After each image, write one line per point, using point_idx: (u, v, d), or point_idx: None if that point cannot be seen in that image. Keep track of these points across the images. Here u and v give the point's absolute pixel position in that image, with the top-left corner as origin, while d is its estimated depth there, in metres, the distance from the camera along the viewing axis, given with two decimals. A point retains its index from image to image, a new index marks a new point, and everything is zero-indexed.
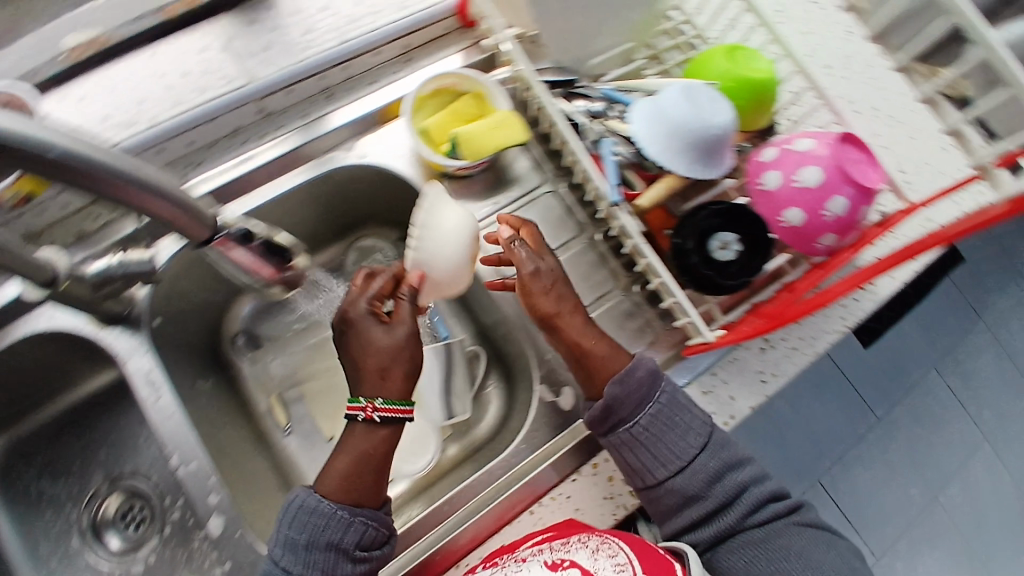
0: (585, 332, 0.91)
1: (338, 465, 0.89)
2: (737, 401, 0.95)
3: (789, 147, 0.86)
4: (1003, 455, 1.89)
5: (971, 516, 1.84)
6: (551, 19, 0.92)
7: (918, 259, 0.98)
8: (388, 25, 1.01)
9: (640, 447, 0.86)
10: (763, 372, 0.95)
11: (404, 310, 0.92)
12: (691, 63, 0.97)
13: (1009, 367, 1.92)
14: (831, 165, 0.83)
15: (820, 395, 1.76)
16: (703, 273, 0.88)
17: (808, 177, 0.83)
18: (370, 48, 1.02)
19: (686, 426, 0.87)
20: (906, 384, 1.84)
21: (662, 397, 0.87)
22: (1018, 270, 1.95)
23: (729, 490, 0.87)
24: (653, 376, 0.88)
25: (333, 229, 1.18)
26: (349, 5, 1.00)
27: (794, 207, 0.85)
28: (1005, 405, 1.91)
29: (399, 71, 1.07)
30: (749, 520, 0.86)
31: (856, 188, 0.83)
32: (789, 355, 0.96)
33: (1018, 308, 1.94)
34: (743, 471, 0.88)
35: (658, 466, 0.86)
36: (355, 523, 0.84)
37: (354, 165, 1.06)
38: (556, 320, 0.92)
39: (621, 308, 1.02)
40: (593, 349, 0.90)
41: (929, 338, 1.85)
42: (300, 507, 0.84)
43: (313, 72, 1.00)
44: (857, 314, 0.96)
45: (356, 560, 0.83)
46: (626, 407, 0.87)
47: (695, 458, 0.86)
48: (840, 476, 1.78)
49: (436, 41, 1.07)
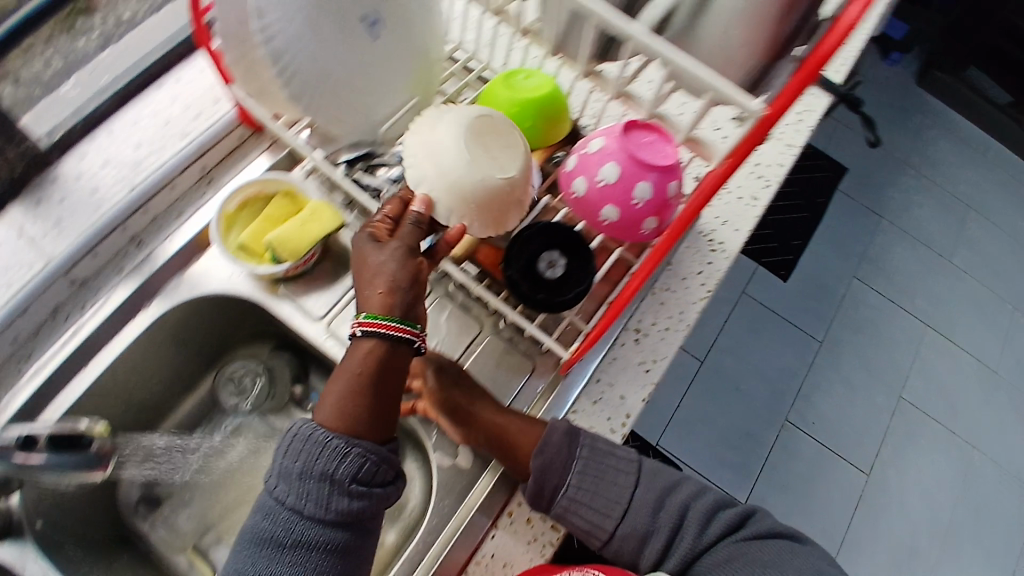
0: (496, 412, 0.86)
1: (334, 386, 0.70)
2: (629, 398, 0.92)
3: (584, 151, 0.86)
4: (946, 335, 2.03)
5: (939, 400, 1.96)
6: (315, 103, 0.82)
7: (757, 206, 1.01)
8: (173, 157, 0.94)
9: (583, 508, 0.81)
10: (645, 362, 0.94)
11: (408, 226, 0.74)
12: (480, 97, 0.94)
13: (915, 255, 2.11)
14: (625, 156, 0.82)
15: (751, 334, 1.92)
16: (536, 297, 0.81)
17: (608, 172, 0.83)
18: (163, 183, 0.94)
19: (617, 469, 0.83)
20: (832, 302, 1.99)
21: (585, 451, 0.82)
22: (883, 174, 2.20)
23: (681, 515, 0.83)
24: (569, 434, 0.83)
25: (184, 376, 1.00)
26: (130, 150, 0.94)
27: (608, 203, 0.84)
28: (930, 290, 2.08)
29: (204, 197, 0.96)
30: (706, 540, 0.82)
31: (657, 170, 0.82)
32: (666, 337, 0.95)
33: (898, 204, 2.17)
34: (684, 487, 0.85)
35: (605, 519, 0.82)
36: (351, 456, 0.68)
37: (178, 304, 0.90)
38: (470, 410, 0.86)
39: (497, 348, 0.93)
40: (511, 429, 0.84)
41: (836, 252, 2.05)
42: (307, 436, 0.69)
43: (113, 226, 0.92)
44: (716, 275, 0.98)
45: (340, 499, 0.68)
46: (554, 475, 0.82)
47: (635, 496, 0.83)
48: (806, 408, 1.88)
49: (231, 153, 0.97)
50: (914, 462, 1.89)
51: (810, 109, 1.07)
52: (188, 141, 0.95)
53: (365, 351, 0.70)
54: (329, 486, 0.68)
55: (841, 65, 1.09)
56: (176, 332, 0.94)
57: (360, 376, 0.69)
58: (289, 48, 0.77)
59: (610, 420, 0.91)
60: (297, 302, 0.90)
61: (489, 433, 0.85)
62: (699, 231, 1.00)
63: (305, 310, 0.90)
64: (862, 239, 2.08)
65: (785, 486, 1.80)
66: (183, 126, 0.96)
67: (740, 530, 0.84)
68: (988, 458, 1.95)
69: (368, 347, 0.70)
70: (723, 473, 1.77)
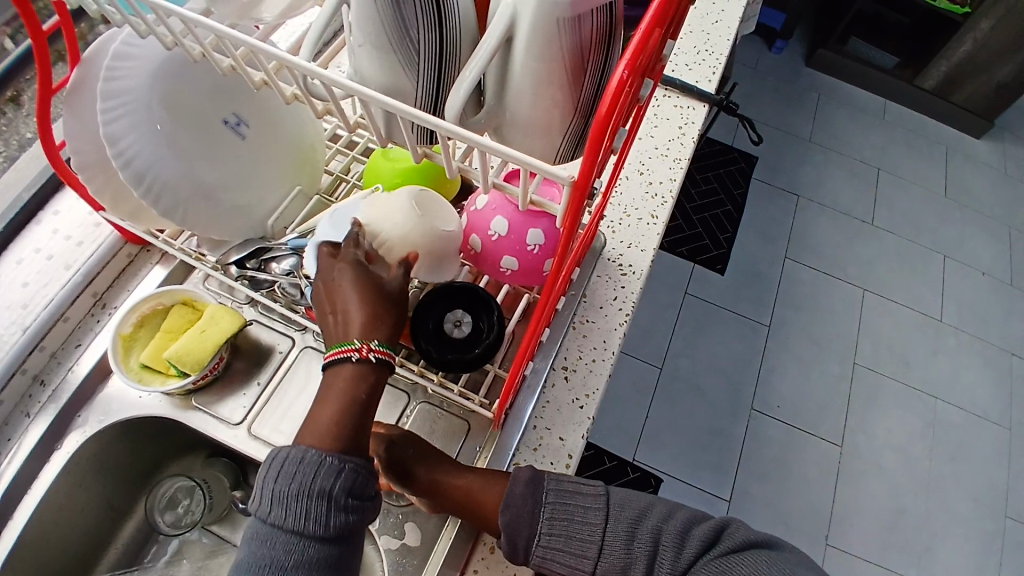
0: (456, 475, 0.79)
1: (327, 403, 0.61)
2: (568, 439, 0.87)
3: (472, 209, 0.83)
4: (884, 293, 2.12)
5: (892, 355, 2.03)
6: (188, 211, 0.79)
7: (658, 225, 1.01)
8: (64, 291, 0.93)
9: (559, 554, 0.72)
10: (577, 399, 0.89)
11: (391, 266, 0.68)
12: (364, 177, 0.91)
13: (837, 225, 2.23)
14: (509, 208, 0.79)
15: (702, 334, 1.97)
16: (446, 357, 0.76)
17: (498, 227, 0.79)
18: (55, 318, 0.92)
19: (586, 506, 0.74)
20: (770, 286, 2.08)
21: (549, 495, 0.74)
22: (788, 158, 2.35)
23: (658, 543, 0.72)
24: (532, 480, 0.75)
25: (113, 513, 0.95)
26: (18, 292, 0.93)
27: (502, 256, 0.80)
28: (858, 255, 2.18)
29: (102, 323, 0.95)
30: (689, 563, 0.71)
31: (544, 216, 0.79)
32: (592, 372, 0.91)
33: (810, 182, 2.30)
34: (659, 516, 0.74)
35: (583, 562, 0.72)
36: (344, 469, 0.58)
37: (88, 439, 0.87)
38: (431, 480, 0.79)
39: (426, 413, 0.90)
40: (474, 489, 0.77)
41: (763, 239, 2.16)
42: (287, 461, 0.57)
43: (10, 372, 0.89)
44: (631, 297, 0.96)
45: (336, 513, 0.57)
46: (524, 527, 0.73)
47: (608, 531, 0.73)
48: (769, 393, 1.92)
49: (124, 274, 0.97)
50: (883, 421, 1.93)
51: (690, 121, 1.10)
52: (78, 271, 0.94)
53: (355, 374, 0.61)
54: (324, 500, 0.57)
55: (710, 75, 1.14)
56: (94, 468, 0.90)
57: (354, 396, 0.61)
58: (150, 167, 0.74)
59: (555, 464, 0.85)
60: (211, 410, 0.87)
61: (453, 499, 0.78)
62: (606, 257, 0.99)
63: (221, 417, 0.86)
64: (784, 221, 2.20)
65: (765, 473, 1.81)
66: (72, 257, 0.96)
67: (718, 545, 0.73)
68: (953, 403, 1.99)
69: (350, 370, 0.61)
70: (701, 475, 1.78)
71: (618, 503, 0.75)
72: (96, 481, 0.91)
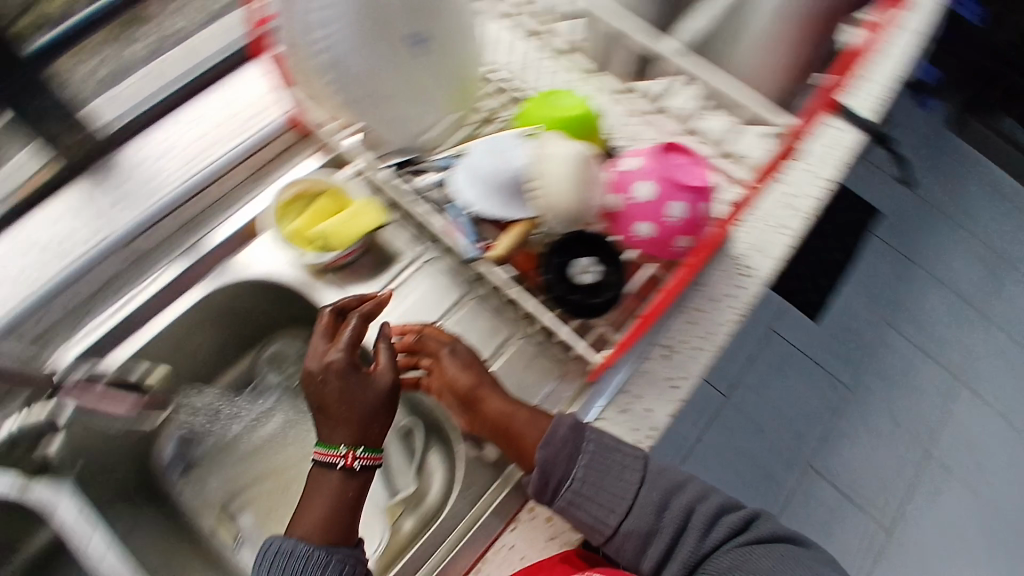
0: (504, 401, 0.82)
1: (312, 508, 0.75)
2: (656, 416, 0.89)
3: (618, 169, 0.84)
4: (979, 390, 2.00)
5: (970, 455, 1.91)
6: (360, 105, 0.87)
7: (789, 238, 1.00)
8: (229, 151, 1.03)
9: (587, 502, 0.75)
10: (670, 381, 0.91)
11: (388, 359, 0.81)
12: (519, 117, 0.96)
13: (951, 307, 2.10)
14: (659, 176, 0.81)
15: (776, 376, 1.93)
16: (571, 300, 0.84)
17: (641, 190, 0.80)
18: (217, 175, 1.02)
19: (622, 465, 0.76)
20: (861, 347, 2.00)
21: (591, 447, 0.76)
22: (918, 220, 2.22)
23: (687, 518, 0.75)
24: (574, 429, 0.77)
25: (223, 354, 1.05)
26: (190, 141, 1.04)
27: (636, 222, 0.81)
28: (964, 343, 2.06)
29: (256, 189, 1.05)
30: (712, 544, 0.74)
31: (691, 191, 0.81)
32: (690, 360, 0.93)
33: (935, 254, 2.17)
34: (696, 493, 0.77)
35: (608, 516, 0.75)
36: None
37: (222, 283, 0.96)
38: (477, 396, 0.82)
39: (527, 350, 0.94)
40: (515, 420, 0.81)
41: (869, 299, 2.07)
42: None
43: (171, 208, 1.00)
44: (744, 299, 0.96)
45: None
46: (558, 469, 0.76)
47: (640, 493, 0.76)
48: (829, 453, 1.86)
49: (284, 150, 1.06)
50: (942, 509, 1.83)
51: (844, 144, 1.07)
52: (246, 137, 1.04)
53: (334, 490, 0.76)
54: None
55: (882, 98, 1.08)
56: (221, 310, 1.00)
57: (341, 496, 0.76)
58: (342, 59, 0.82)
59: (638, 431, 0.88)
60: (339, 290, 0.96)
61: (491, 423, 0.82)
62: (728, 255, 0.99)
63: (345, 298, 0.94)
64: (892, 286, 2.10)
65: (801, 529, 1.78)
66: (237, 125, 1.05)
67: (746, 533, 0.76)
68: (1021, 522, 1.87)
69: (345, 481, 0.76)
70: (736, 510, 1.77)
71: (658, 471, 0.78)
72: (209, 326, 1.00)
